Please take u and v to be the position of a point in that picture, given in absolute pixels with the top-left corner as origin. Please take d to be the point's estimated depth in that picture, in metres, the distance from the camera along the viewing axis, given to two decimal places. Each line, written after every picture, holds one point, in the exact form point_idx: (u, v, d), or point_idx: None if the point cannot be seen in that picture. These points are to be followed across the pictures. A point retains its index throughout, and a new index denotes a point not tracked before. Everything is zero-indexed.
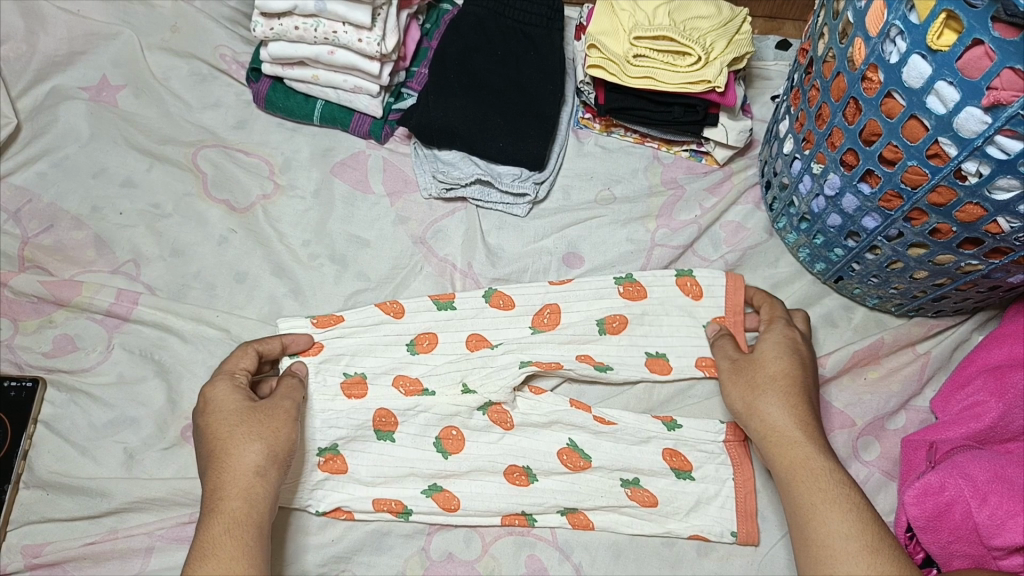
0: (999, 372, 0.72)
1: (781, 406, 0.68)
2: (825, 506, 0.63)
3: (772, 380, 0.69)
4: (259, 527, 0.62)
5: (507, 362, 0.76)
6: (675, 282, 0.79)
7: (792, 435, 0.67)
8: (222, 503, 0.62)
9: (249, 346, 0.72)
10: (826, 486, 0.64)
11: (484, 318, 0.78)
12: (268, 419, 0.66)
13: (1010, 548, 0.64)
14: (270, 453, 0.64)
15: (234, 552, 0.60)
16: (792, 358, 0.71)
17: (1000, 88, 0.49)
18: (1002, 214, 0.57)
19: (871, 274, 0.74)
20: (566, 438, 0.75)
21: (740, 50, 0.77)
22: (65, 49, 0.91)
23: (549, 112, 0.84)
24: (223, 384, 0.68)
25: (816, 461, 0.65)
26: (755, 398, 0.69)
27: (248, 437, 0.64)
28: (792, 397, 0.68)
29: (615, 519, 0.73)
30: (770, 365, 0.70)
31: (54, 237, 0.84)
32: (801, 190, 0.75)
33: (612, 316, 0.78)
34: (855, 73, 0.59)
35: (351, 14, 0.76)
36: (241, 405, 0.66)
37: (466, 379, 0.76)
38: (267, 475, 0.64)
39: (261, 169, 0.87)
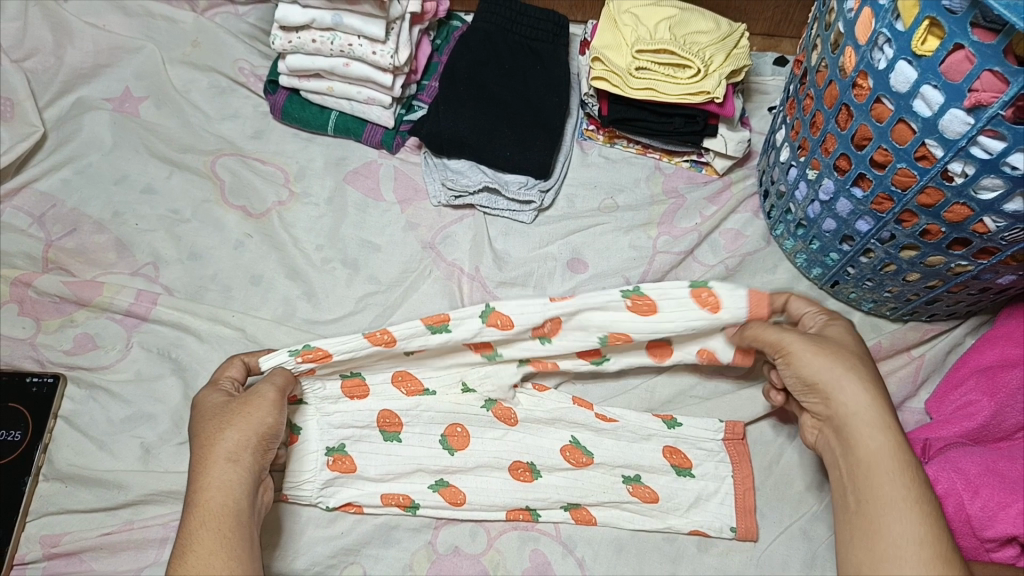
0: (991, 373, 0.75)
1: (868, 389, 0.61)
2: (905, 503, 0.59)
3: (860, 358, 0.62)
4: (235, 516, 0.63)
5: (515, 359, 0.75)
6: (691, 293, 0.67)
7: (882, 420, 0.60)
8: (196, 497, 0.64)
9: (238, 356, 0.74)
10: (909, 481, 0.59)
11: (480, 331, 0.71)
12: (241, 409, 0.67)
13: (1002, 539, 0.65)
14: (241, 441, 0.66)
15: (212, 543, 0.61)
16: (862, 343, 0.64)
17: (981, 90, 0.52)
18: (987, 214, 0.60)
19: (866, 278, 0.77)
20: (568, 436, 0.77)
21: (738, 63, 0.81)
22: (91, 62, 0.95)
23: (555, 123, 0.87)
24: (207, 391, 0.71)
25: (906, 453, 0.60)
26: (847, 371, 0.61)
27: (220, 427, 0.66)
28: (877, 382, 0.62)
29: (618, 515, 0.75)
30: (851, 344, 0.63)
31: (76, 240, 0.87)
32: (797, 197, 0.78)
33: (616, 332, 0.71)
34: (846, 81, 0.63)
35: (367, 27, 0.80)
36: (218, 403, 0.69)
37: (465, 378, 0.77)
38: (241, 461, 0.65)
39: (276, 176, 0.91)
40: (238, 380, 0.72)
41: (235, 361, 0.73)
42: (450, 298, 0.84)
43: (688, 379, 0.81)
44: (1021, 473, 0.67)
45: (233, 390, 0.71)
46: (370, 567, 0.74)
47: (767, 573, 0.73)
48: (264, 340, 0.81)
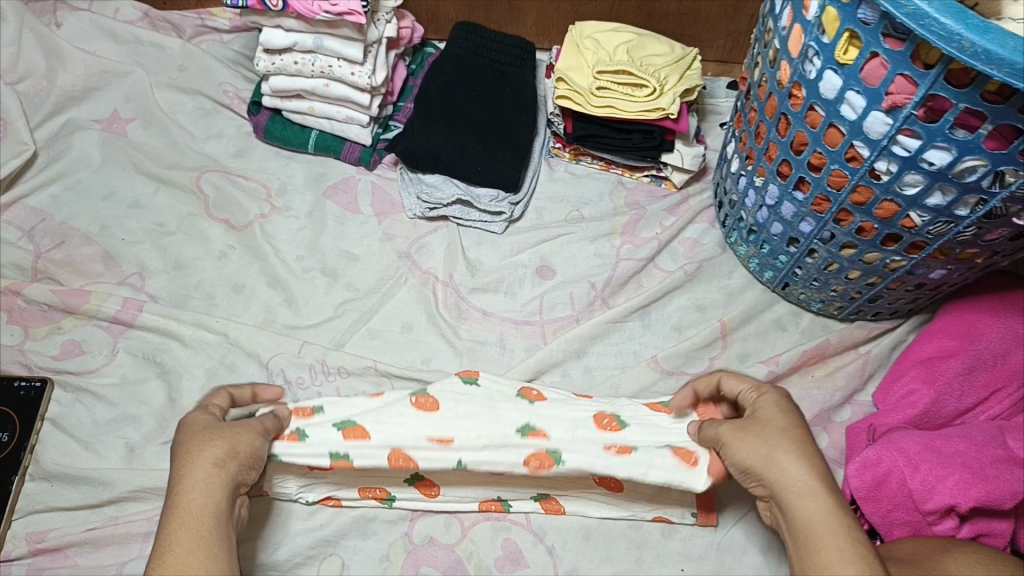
0: (930, 364, 0.80)
1: (799, 459, 0.59)
2: (841, 566, 0.55)
3: (783, 431, 0.61)
4: (217, 521, 0.61)
5: (502, 387, 0.74)
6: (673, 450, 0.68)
7: (812, 488, 0.58)
8: (178, 498, 0.61)
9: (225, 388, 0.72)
10: (851, 550, 0.56)
11: (460, 420, 0.70)
12: (234, 427, 0.66)
13: (941, 511, 0.70)
14: (230, 450, 0.64)
15: (190, 548, 0.59)
16: (794, 412, 0.63)
17: (896, 92, 0.58)
18: (913, 209, 0.66)
19: (812, 278, 0.82)
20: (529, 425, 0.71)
21: (691, 83, 0.88)
22: (81, 85, 1.00)
23: (523, 140, 0.93)
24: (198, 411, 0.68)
25: (840, 515, 0.57)
26: (769, 447, 0.60)
27: (208, 436, 0.64)
28: (807, 449, 0.60)
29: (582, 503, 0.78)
30: (778, 418, 0.62)
31: (65, 253, 0.91)
32: (747, 204, 0.84)
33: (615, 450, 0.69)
34: (783, 91, 0.69)
35: (345, 50, 0.86)
36: (204, 420, 0.67)
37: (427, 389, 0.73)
38: (226, 467, 0.63)
39: (258, 192, 0.95)
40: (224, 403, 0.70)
41: (222, 391, 0.72)
42: (425, 304, 0.89)
43: (649, 377, 0.85)
44: (956, 450, 0.72)
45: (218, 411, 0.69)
46: (349, 558, 0.77)
47: (727, 555, 0.77)
48: (247, 343, 0.85)
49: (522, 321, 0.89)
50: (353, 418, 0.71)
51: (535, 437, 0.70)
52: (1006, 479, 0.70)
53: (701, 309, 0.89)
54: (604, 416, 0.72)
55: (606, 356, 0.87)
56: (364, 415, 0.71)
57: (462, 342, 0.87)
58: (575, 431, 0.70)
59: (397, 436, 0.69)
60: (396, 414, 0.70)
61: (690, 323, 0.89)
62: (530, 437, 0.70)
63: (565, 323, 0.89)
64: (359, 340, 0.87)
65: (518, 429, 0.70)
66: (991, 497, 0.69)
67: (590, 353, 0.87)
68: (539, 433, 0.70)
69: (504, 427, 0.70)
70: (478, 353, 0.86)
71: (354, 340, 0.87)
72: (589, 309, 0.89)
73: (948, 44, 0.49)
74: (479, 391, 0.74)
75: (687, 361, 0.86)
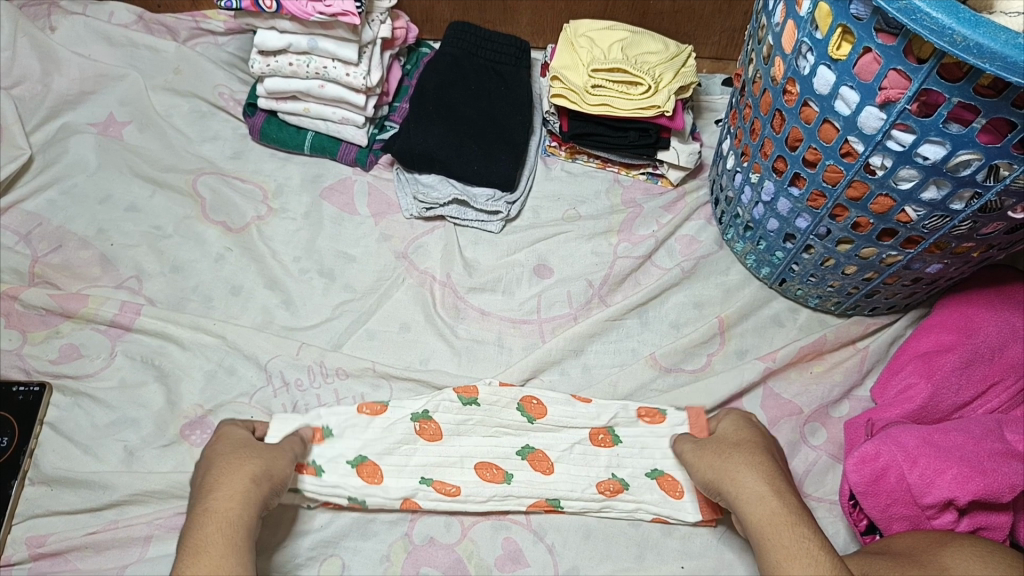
0: (928, 358, 0.80)
1: (744, 467, 0.69)
2: (788, 562, 0.62)
3: (734, 446, 0.71)
4: (248, 531, 0.64)
5: (504, 402, 0.81)
6: (657, 482, 0.78)
7: (762, 494, 0.66)
8: (215, 504, 0.64)
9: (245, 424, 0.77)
10: (791, 539, 0.63)
11: (462, 444, 0.80)
12: (271, 449, 0.71)
13: (940, 504, 0.70)
14: (266, 470, 0.68)
15: (222, 552, 0.61)
16: (754, 435, 0.73)
17: (889, 87, 0.58)
18: (908, 204, 0.66)
19: (809, 274, 0.82)
20: (525, 446, 0.80)
21: (686, 80, 0.88)
22: (77, 89, 1.00)
23: (518, 139, 0.93)
24: (236, 426, 0.75)
25: (788, 516, 0.65)
26: (726, 462, 0.69)
27: (249, 453, 0.69)
28: (761, 462, 0.69)
29: (585, 503, 0.78)
30: (733, 438, 0.73)
31: (62, 257, 0.91)
32: (743, 201, 0.84)
33: (606, 482, 0.78)
34: (777, 87, 0.69)
35: (340, 51, 0.86)
36: (245, 439, 0.72)
37: (430, 409, 0.80)
38: (262, 485, 0.66)
39: (255, 194, 0.95)
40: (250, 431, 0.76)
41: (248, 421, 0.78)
42: (423, 305, 0.89)
43: (648, 373, 0.85)
44: (954, 444, 0.73)
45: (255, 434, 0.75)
46: (349, 559, 0.76)
47: (728, 552, 0.77)
48: (245, 346, 0.85)
49: (520, 319, 0.89)
50: (362, 454, 0.78)
51: (535, 459, 0.79)
52: (1005, 472, 0.70)
53: (699, 306, 0.89)
54: (599, 432, 0.80)
55: (604, 354, 0.87)
56: (370, 450, 0.79)
57: (460, 341, 0.87)
58: (573, 449, 0.80)
59: (407, 482, 0.77)
60: (403, 451, 0.79)
61: (688, 320, 0.89)
62: (530, 459, 0.79)
63: (563, 322, 0.89)
64: (357, 341, 0.87)
65: (518, 450, 0.80)
66: (989, 489, 0.69)
67: (588, 351, 0.87)
68: (540, 456, 0.79)
69: (505, 449, 0.79)
70: (476, 353, 0.87)
71: (352, 341, 0.87)
72: (587, 307, 0.89)
73: (940, 38, 0.49)
74: (478, 412, 0.80)
75: (685, 358, 0.86)
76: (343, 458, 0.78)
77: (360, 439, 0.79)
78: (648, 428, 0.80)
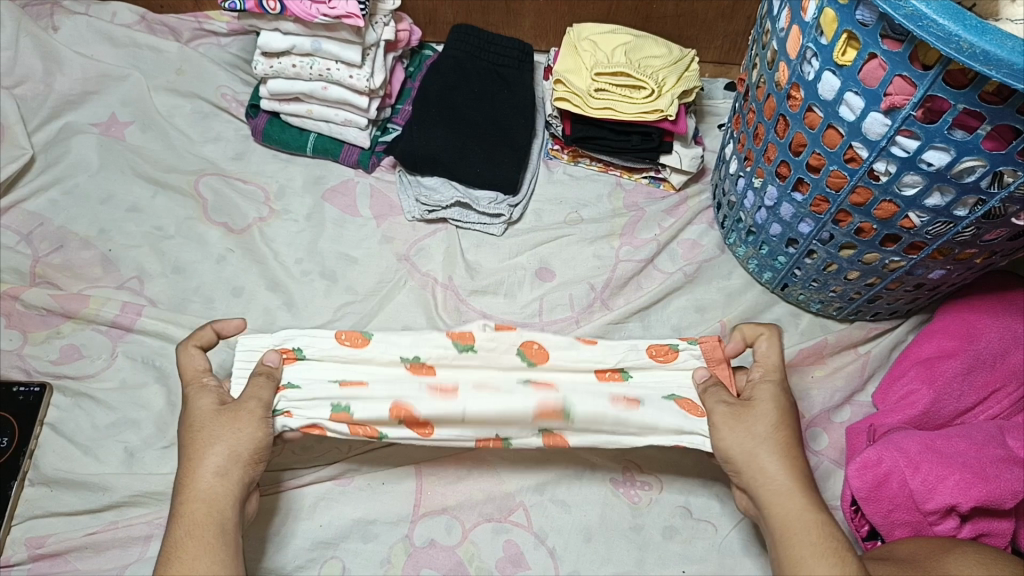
0: (930, 364, 0.80)
1: (778, 453, 0.61)
2: (814, 560, 0.58)
3: (767, 425, 0.62)
4: (224, 526, 0.61)
5: (504, 347, 0.67)
6: (675, 402, 0.66)
7: (790, 485, 0.61)
8: (182, 506, 0.61)
9: (191, 345, 0.69)
10: (820, 540, 0.59)
11: (458, 374, 0.67)
12: (232, 422, 0.63)
13: (942, 511, 0.70)
14: (230, 455, 0.62)
15: (195, 555, 0.58)
16: (788, 406, 0.64)
17: (894, 93, 0.58)
18: (912, 209, 0.66)
19: (811, 279, 0.82)
20: (522, 378, 0.67)
21: (689, 84, 0.88)
22: (79, 89, 1.00)
23: (521, 142, 0.93)
24: (200, 388, 0.66)
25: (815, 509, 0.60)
26: (756, 443, 0.61)
27: (207, 439, 0.62)
28: (791, 447, 0.62)
29: (598, 412, 0.64)
30: (765, 407, 0.63)
31: (63, 257, 0.91)
32: (745, 205, 0.84)
33: (619, 398, 0.65)
34: (781, 93, 0.69)
35: (343, 52, 0.86)
36: (209, 411, 0.64)
37: (418, 349, 0.67)
38: (228, 475, 0.62)
39: (257, 195, 0.95)
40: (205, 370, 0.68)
41: (195, 354, 0.68)
42: (425, 307, 0.89)
43: None
44: (956, 450, 0.73)
45: (225, 391, 0.67)
46: (349, 561, 0.76)
47: (729, 557, 0.77)
48: None
49: (521, 323, 0.88)
50: (341, 371, 0.67)
51: (538, 387, 0.66)
52: (1007, 479, 0.70)
53: (701, 309, 0.89)
54: (607, 368, 0.68)
55: None
56: (353, 366, 0.67)
57: None
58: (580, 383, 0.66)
59: (397, 388, 0.65)
60: (387, 371, 0.67)
61: (690, 323, 0.89)
62: (533, 384, 0.66)
63: (565, 324, 0.88)
64: None
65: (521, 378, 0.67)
66: (991, 496, 0.69)
67: None
68: (542, 385, 0.66)
69: (506, 378, 0.66)
70: None
71: None
72: (589, 310, 0.89)
73: (947, 45, 0.49)
74: (476, 359, 0.67)
75: None
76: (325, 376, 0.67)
77: (337, 360, 0.67)
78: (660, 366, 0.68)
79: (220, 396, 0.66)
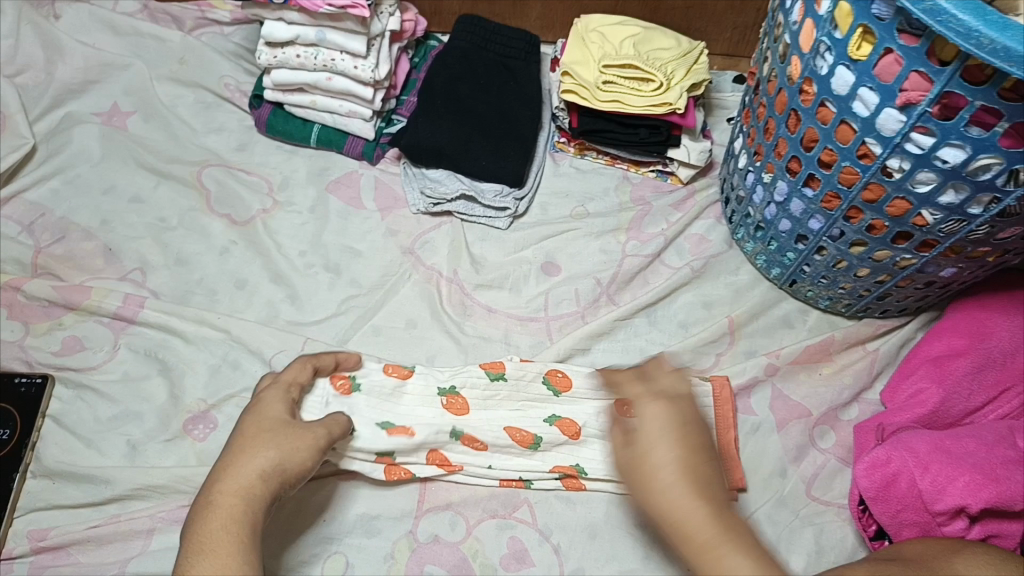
0: (939, 362, 0.80)
1: (662, 490, 0.59)
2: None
3: (639, 467, 0.61)
4: (253, 529, 0.61)
5: (530, 376, 0.81)
6: None
7: (683, 517, 0.58)
8: (218, 498, 0.62)
9: (308, 359, 0.76)
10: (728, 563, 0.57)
11: (488, 415, 0.79)
12: (294, 437, 0.66)
13: (951, 511, 0.70)
14: (278, 464, 0.64)
15: (229, 550, 0.59)
16: (675, 437, 0.61)
17: (910, 90, 0.58)
18: (925, 206, 0.65)
19: (820, 275, 0.81)
20: (549, 415, 0.79)
21: (698, 77, 0.86)
22: (80, 78, 0.99)
23: (528, 134, 0.92)
24: (277, 392, 0.71)
25: (718, 535, 0.58)
26: (639, 487, 0.61)
27: (263, 443, 0.65)
28: (666, 477, 0.59)
29: (607, 469, 0.78)
30: (657, 453, 0.60)
31: (65, 248, 0.90)
32: (755, 200, 0.83)
33: None
34: (794, 87, 0.68)
35: (348, 43, 0.85)
36: (279, 419, 0.68)
37: (456, 379, 0.81)
38: (270, 482, 0.63)
39: (260, 186, 0.94)
40: (294, 388, 0.73)
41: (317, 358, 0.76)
42: (430, 301, 0.88)
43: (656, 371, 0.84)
44: (966, 450, 0.72)
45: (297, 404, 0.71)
46: (352, 557, 0.75)
47: None
48: (249, 341, 0.84)
49: (527, 317, 0.88)
50: (389, 418, 0.77)
51: (563, 424, 0.79)
52: (1017, 481, 0.69)
53: (708, 306, 0.88)
54: None
55: (611, 353, 0.86)
56: (399, 415, 0.78)
57: (466, 338, 0.86)
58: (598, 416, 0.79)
59: (435, 436, 0.77)
60: (427, 412, 0.79)
61: (697, 319, 0.88)
62: (559, 424, 0.79)
63: (570, 319, 0.88)
64: (363, 337, 0.85)
65: (546, 417, 0.79)
66: (1001, 498, 0.69)
67: (595, 350, 0.86)
68: (567, 421, 0.79)
69: (534, 416, 0.79)
70: (482, 350, 0.85)
71: (358, 336, 0.85)
72: (595, 305, 0.88)
73: (966, 41, 0.48)
74: (506, 386, 0.80)
75: (693, 357, 0.85)
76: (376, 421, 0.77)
77: (386, 403, 0.78)
78: None
79: (292, 408, 0.70)
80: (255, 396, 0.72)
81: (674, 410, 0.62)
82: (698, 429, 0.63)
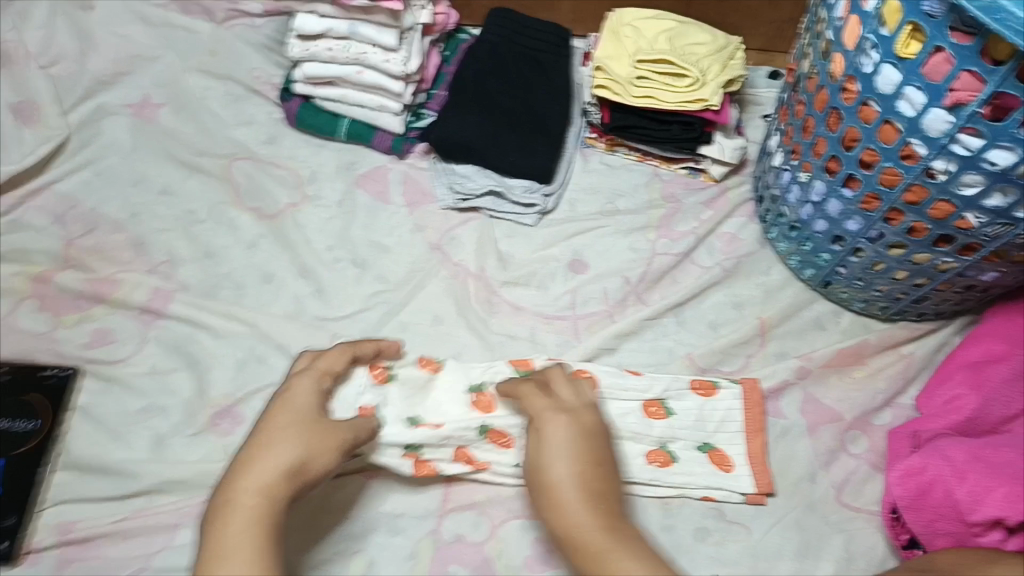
0: (977, 368, 0.77)
1: (554, 504, 0.67)
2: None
3: (542, 483, 0.68)
4: (275, 531, 0.61)
5: None
6: (706, 455, 0.77)
7: (572, 528, 0.65)
8: (240, 496, 0.61)
9: (346, 347, 0.76)
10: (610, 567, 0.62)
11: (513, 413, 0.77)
12: (321, 435, 0.66)
13: (988, 523, 0.68)
14: (303, 463, 0.64)
15: (248, 556, 0.58)
16: (566, 454, 0.68)
17: (959, 89, 0.56)
18: (969, 209, 0.63)
19: (856, 277, 0.80)
20: None
21: (734, 73, 0.85)
22: (112, 70, 0.99)
23: (557, 130, 0.91)
24: (309, 381, 0.71)
25: (609, 545, 0.63)
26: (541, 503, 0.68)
27: (289, 441, 0.64)
28: (555, 491, 0.67)
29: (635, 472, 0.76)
30: (549, 470, 0.67)
31: (95, 239, 0.91)
32: (789, 199, 0.81)
33: (657, 450, 0.77)
34: (836, 85, 0.67)
35: (381, 37, 0.85)
36: (306, 415, 0.68)
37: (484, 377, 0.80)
38: (294, 482, 0.63)
39: (288, 180, 0.94)
40: (325, 380, 0.72)
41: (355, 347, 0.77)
42: (456, 298, 0.87)
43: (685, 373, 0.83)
44: (1005, 460, 0.70)
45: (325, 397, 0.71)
46: (376, 554, 0.75)
47: (763, 561, 0.74)
48: (277, 335, 0.84)
49: (554, 315, 0.87)
50: (418, 413, 0.77)
51: None
52: None
53: (739, 306, 0.87)
54: (653, 405, 0.79)
55: (640, 352, 0.84)
56: (428, 410, 0.78)
57: (493, 336, 0.85)
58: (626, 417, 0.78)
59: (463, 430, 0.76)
60: (453, 409, 0.78)
61: (727, 320, 0.86)
62: None
63: (598, 318, 0.86)
64: (390, 333, 0.85)
65: None
66: None
67: (623, 350, 0.85)
68: None
69: None
70: (509, 348, 0.84)
71: (384, 332, 0.85)
72: (623, 304, 0.87)
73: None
74: None
75: (723, 359, 0.84)
76: (404, 415, 0.77)
77: (418, 396, 0.78)
78: (701, 400, 0.80)
79: (321, 402, 0.70)
80: (284, 384, 0.72)
81: (562, 428, 0.69)
82: (596, 445, 0.70)
